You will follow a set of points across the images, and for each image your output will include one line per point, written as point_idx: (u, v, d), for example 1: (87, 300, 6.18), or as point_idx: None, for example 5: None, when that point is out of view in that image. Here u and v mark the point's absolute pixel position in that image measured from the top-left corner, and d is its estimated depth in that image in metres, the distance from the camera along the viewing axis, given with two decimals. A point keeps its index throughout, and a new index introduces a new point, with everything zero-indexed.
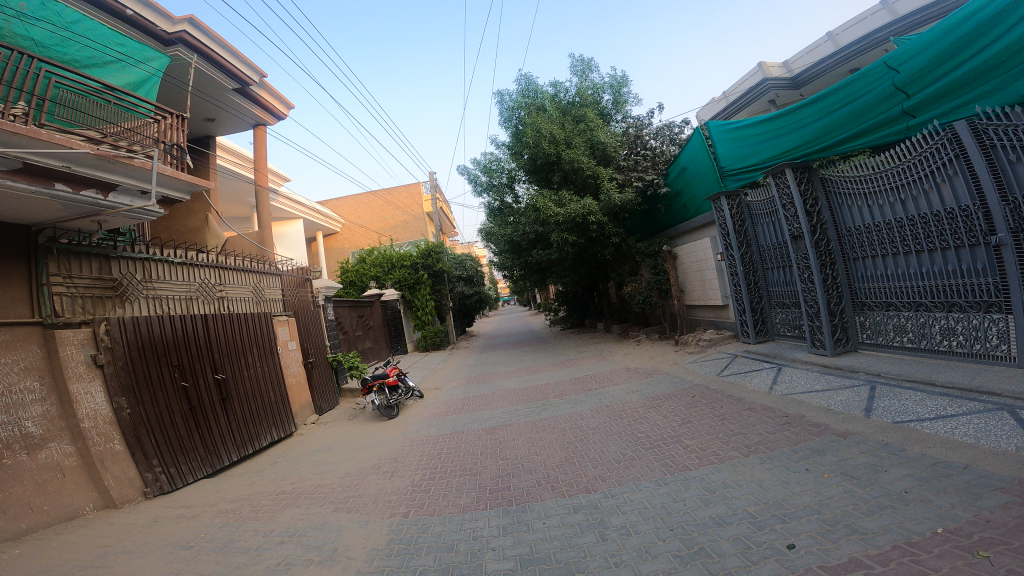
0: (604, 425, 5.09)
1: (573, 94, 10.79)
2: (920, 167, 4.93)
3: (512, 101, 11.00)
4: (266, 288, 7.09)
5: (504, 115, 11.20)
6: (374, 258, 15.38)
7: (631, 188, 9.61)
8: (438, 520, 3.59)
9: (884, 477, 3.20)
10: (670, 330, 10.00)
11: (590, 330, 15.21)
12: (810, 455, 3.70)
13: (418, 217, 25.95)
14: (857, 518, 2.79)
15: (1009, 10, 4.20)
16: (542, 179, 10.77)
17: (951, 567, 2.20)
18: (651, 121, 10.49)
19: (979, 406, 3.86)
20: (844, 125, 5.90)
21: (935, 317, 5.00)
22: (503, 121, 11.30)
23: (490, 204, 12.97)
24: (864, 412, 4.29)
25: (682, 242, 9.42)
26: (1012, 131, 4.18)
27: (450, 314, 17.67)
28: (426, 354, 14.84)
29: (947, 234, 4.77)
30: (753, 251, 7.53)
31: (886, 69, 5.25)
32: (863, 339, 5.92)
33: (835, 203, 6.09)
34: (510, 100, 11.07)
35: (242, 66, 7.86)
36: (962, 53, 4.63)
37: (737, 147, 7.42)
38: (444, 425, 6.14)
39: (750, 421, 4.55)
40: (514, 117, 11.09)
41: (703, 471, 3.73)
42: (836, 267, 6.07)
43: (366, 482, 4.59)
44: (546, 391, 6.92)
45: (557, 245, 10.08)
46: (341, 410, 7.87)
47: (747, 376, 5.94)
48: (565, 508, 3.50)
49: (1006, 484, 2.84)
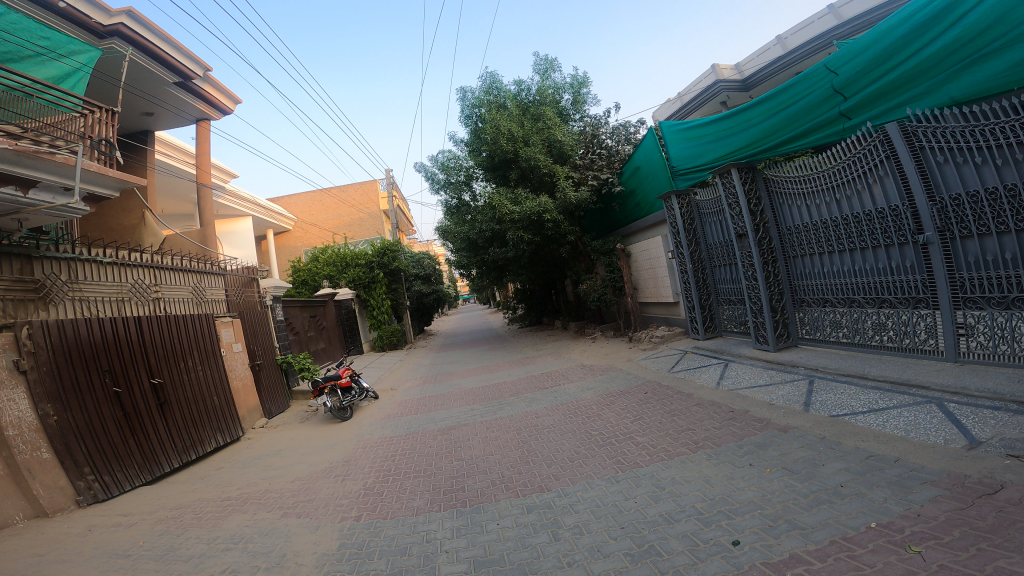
0: (559, 423, 5.13)
1: (534, 92, 10.77)
2: (854, 167, 5.16)
3: (472, 98, 10.87)
4: (208, 288, 6.80)
5: (464, 113, 11.03)
6: (327, 257, 15.06)
7: (586, 186, 9.70)
8: (391, 523, 3.55)
9: (822, 472, 3.36)
10: (625, 326, 10.16)
11: (549, 328, 15.34)
12: (753, 450, 3.85)
13: (374, 215, 25.69)
14: (796, 513, 2.92)
15: (944, 13, 4.39)
16: (500, 176, 10.74)
17: (885, 563, 2.31)
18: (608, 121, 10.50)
19: (910, 399, 4.11)
20: (787, 126, 6.09)
21: (867, 313, 5.29)
22: (461, 118, 11.14)
23: (448, 202, 12.76)
24: (804, 406, 4.50)
25: (634, 240, 9.57)
26: (941, 133, 4.38)
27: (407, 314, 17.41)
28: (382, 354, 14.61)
29: (879, 233, 5.03)
30: (702, 249, 7.66)
31: (826, 71, 5.48)
32: (802, 334, 6.18)
33: (776, 202, 6.31)
34: (470, 97, 10.93)
35: (185, 58, 7.51)
36: (896, 56, 4.82)
37: (689, 147, 7.55)
38: (398, 427, 6.07)
39: (699, 416, 4.67)
40: (474, 115, 10.95)
41: (654, 468, 3.82)
42: (778, 264, 6.29)
43: (317, 486, 4.51)
44: (501, 391, 6.93)
45: (513, 243, 10.05)
46: (291, 414, 7.68)
47: (695, 372, 6.09)
48: (518, 509, 3.53)
49: (935, 477, 3.02)
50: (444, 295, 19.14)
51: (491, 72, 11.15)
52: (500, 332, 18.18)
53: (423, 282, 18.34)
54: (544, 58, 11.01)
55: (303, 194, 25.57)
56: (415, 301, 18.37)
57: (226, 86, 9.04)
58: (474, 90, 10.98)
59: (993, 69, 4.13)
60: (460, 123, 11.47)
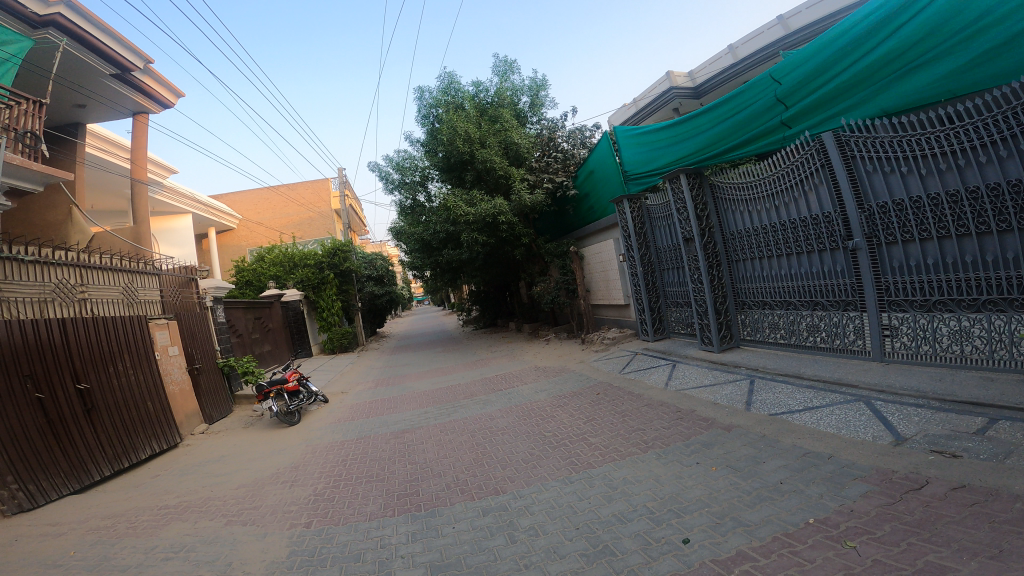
0: (513, 425, 5.19)
1: (492, 93, 10.75)
2: (792, 175, 5.44)
3: (429, 98, 10.77)
4: (141, 289, 6.48)
5: (422, 112, 10.92)
6: (274, 257, 14.67)
7: (541, 189, 9.80)
8: (343, 529, 3.52)
9: (764, 469, 3.55)
10: (578, 329, 10.30)
11: (502, 329, 15.39)
12: (700, 449, 4.02)
13: (325, 214, 25.14)
14: (741, 510, 3.08)
15: (878, 27, 4.64)
16: (456, 177, 10.70)
17: (824, 558, 2.47)
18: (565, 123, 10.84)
19: (841, 397, 4.38)
20: (733, 133, 6.33)
21: (802, 315, 5.60)
22: (419, 118, 11.02)
23: (402, 203, 12.59)
24: (746, 405, 4.72)
25: (587, 243, 9.72)
26: (870, 143, 4.67)
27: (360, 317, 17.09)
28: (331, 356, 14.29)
29: (814, 238, 5.32)
30: (651, 253, 7.88)
31: (771, 81, 5.72)
32: (744, 335, 6.47)
33: (721, 208, 6.56)
34: (428, 97, 10.82)
35: (124, 50, 7.14)
36: (834, 68, 5.08)
37: (642, 151, 7.74)
38: (349, 431, 5.98)
39: (648, 417, 4.83)
40: (431, 115, 10.83)
41: (606, 469, 3.93)
42: (722, 268, 6.56)
43: (263, 492, 4.40)
44: (455, 393, 6.93)
45: (467, 245, 10.02)
46: (234, 419, 7.42)
47: (645, 373, 6.27)
48: (474, 512, 3.56)
49: (865, 473, 3.25)
50: (397, 296, 18.83)
51: (449, 72, 11.06)
52: (453, 333, 18.11)
53: (375, 283, 18.03)
54: (502, 60, 11.01)
55: (249, 190, 24.66)
56: (367, 302, 17.97)
57: (169, 80, 8.62)
58: (432, 90, 10.87)
59: (921, 81, 4.40)
60: (417, 123, 11.35)
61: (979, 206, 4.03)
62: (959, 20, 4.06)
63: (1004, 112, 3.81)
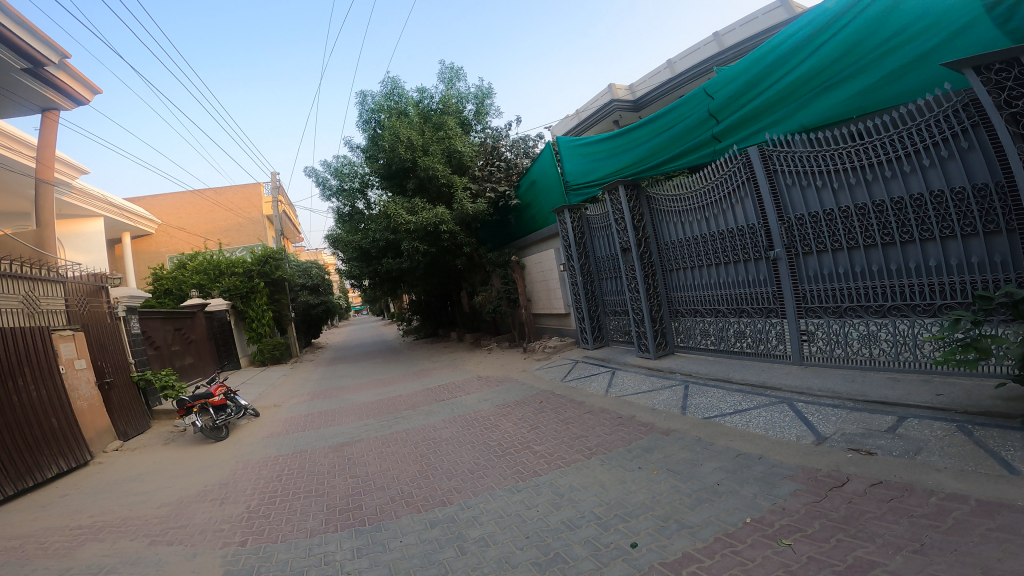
0: (457, 435, 5.18)
1: (437, 102, 10.77)
2: (721, 188, 5.77)
3: (371, 102, 10.59)
4: (43, 297, 5.98)
5: (363, 117, 10.73)
6: (196, 265, 13.69)
7: (484, 198, 9.85)
8: (283, 547, 3.40)
9: (701, 471, 3.74)
10: (519, 338, 10.38)
11: (444, 339, 15.27)
12: (641, 454, 4.17)
13: (254, 220, 24.30)
14: (684, 512, 3.22)
15: (800, 47, 4.98)
16: (396, 185, 10.57)
17: (763, 557, 2.63)
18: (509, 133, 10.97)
19: (766, 400, 4.68)
20: (667, 147, 6.60)
21: (730, 322, 5.94)
22: (359, 123, 10.79)
23: (340, 210, 12.29)
24: (681, 409, 4.94)
25: (529, 253, 9.84)
26: (790, 158, 5.03)
27: (292, 327, 16.45)
28: (263, 369, 13.70)
29: (740, 249, 5.66)
30: (590, 263, 8.07)
31: (703, 96, 6.00)
32: (678, 342, 6.77)
33: (656, 219, 6.83)
34: (370, 102, 10.62)
35: (40, 45, 6.65)
36: (760, 86, 5.41)
37: (582, 163, 7.96)
38: (283, 446, 5.76)
39: (590, 423, 4.95)
40: (373, 120, 10.65)
41: (552, 476, 4.00)
42: (657, 277, 6.83)
43: (190, 511, 4.18)
44: (396, 405, 6.82)
45: (408, 254, 9.89)
46: (152, 436, 6.98)
47: (586, 380, 6.42)
48: (421, 524, 3.53)
49: (792, 472, 3.49)
50: (332, 306, 18.45)
51: (391, 77, 10.89)
52: (392, 343, 17.80)
53: (310, 293, 17.51)
54: (448, 67, 11.03)
55: (170, 194, 23.27)
56: (301, 312, 17.53)
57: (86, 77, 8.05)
58: (375, 95, 10.67)
59: (835, 99, 4.75)
60: (358, 128, 11.14)
61: (883, 219, 4.43)
62: (869, 43, 4.43)
63: (903, 134, 4.19)
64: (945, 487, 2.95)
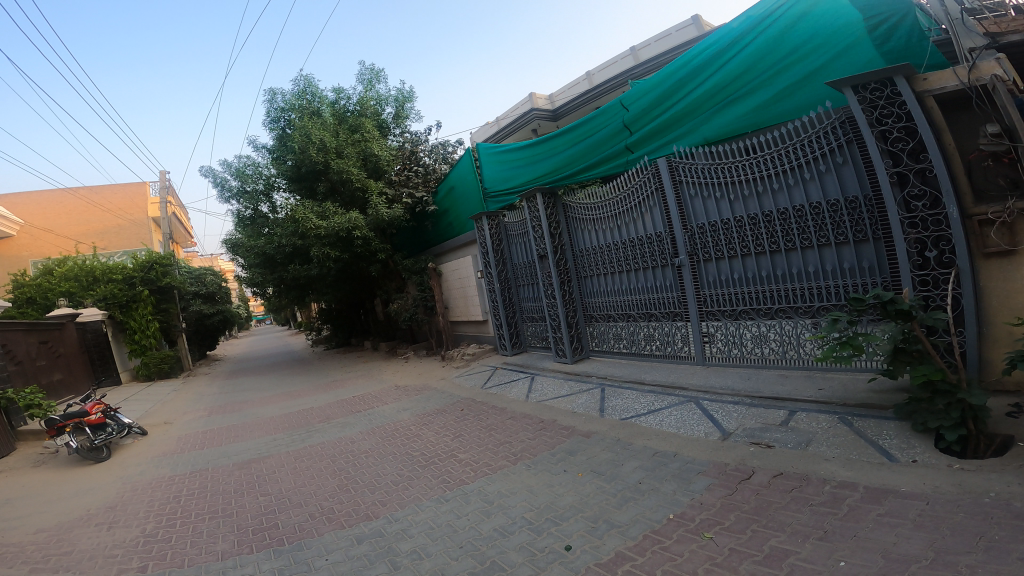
0: (377, 446, 5.01)
1: (354, 103, 10.44)
2: (632, 198, 6.03)
3: (282, 101, 9.99)
4: None
5: (270, 115, 10.04)
6: (66, 271, 12.40)
7: (400, 204, 9.67)
8: (191, 573, 3.12)
9: (623, 471, 3.87)
10: (437, 346, 10.21)
11: (358, 348, 14.73)
12: (565, 457, 4.25)
13: (138, 223, 22.22)
14: (611, 512, 3.32)
15: (708, 63, 5.33)
16: (306, 188, 10.12)
17: (690, 551, 2.77)
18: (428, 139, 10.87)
19: (676, 399, 4.94)
20: (584, 156, 6.84)
21: (641, 326, 6.22)
22: (267, 121, 10.14)
23: (239, 212, 11.49)
24: (600, 412, 5.09)
25: (446, 260, 9.76)
26: (693, 171, 5.36)
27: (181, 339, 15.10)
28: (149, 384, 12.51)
29: (649, 256, 5.94)
30: (508, 269, 8.12)
31: (620, 108, 6.27)
32: (593, 346, 6.98)
33: (571, 226, 7.01)
34: (280, 100, 10.00)
35: None
36: (669, 100, 5.74)
37: (502, 169, 8.06)
38: (179, 465, 5.30)
39: (514, 429, 4.98)
40: (283, 119, 10.04)
41: (480, 483, 3.98)
42: (572, 284, 7.01)
43: (73, 537, 3.74)
44: (308, 417, 6.49)
45: (318, 260, 9.45)
46: (18, 459, 6.16)
47: (506, 387, 6.44)
48: (347, 540, 3.37)
49: (705, 468, 3.70)
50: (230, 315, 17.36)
51: (303, 76, 10.42)
52: (299, 354, 16.91)
53: (204, 301, 16.30)
54: (369, 68, 10.74)
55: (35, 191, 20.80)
56: (194, 322, 16.24)
57: None
58: (286, 93, 10.09)
59: (735, 115, 5.14)
60: (264, 127, 10.53)
61: (772, 228, 4.83)
62: (767, 62, 4.83)
63: (790, 151, 4.60)
64: (836, 475, 3.27)
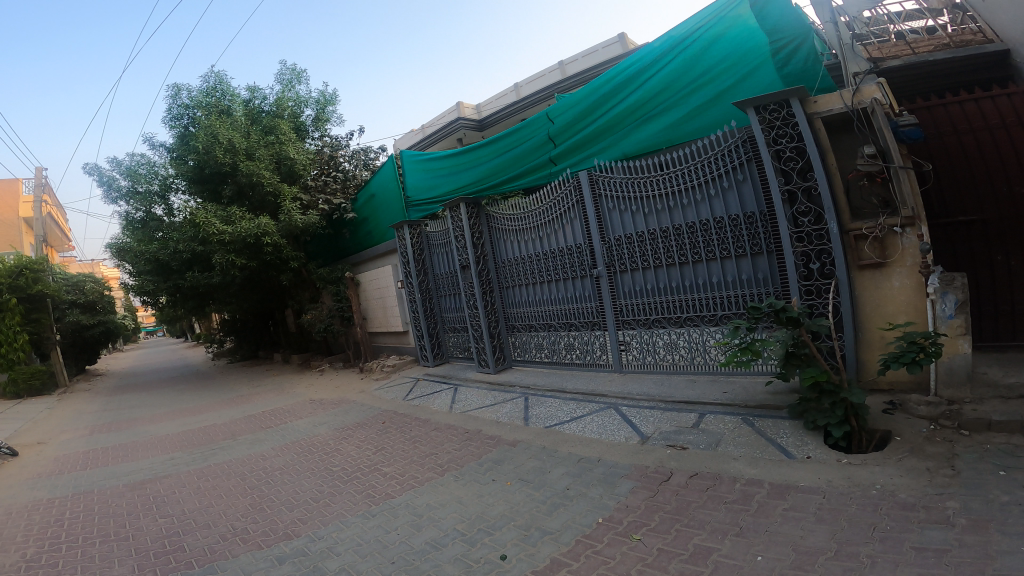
0: (293, 463, 4.73)
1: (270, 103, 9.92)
2: (553, 210, 6.16)
3: (186, 97, 9.26)
4: None
5: (172, 112, 9.25)
6: None
7: (315, 210, 9.30)
8: None
9: (551, 478, 3.91)
10: (354, 358, 9.70)
11: (266, 361, 13.89)
12: (492, 466, 4.23)
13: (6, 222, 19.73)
14: (542, 519, 3.34)
15: (629, 80, 5.56)
16: (209, 191, 9.48)
17: (622, 553, 2.83)
18: (348, 144, 10.55)
19: (596, 406, 5.07)
20: (509, 166, 6.91)
21: (562, 335, 6.33)
22: (167, 118, 9.32)
23: (129, 215, 10.54)
24: (524, 420, 5.11)
25: (365, 269, 9.46)
26: (610, 185, 5.56)
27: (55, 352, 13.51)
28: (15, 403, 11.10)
29: (570, 267, 6.08)
30: (429, 279, 8.00)
31: (545, 120, 6.39)
32: (515, 356, 7.03)
33: (494, 237, 7.03)
34: (184, 96, 9.25)
35: None
36: (592, 114, 5.93)
37: (426, 178, 7.97)
38: (58, 487, 4.72)
39: (439, 441, 4.88)
40: (186, 117, 9.28)
41: (407, 497, 3.86)
42: (494, 294, 7.02)
43: None
44: (214, 434, 6.02)
45: (221, 268, 8.85)
46: None
47: (429, 398, 6.32)
48: (267, 561, 3.15)
49: (628, 471, 3.82)
50: (116, 326, 15.82)
51: (214, 72, 9.78)
52: (197, 368, 15.69)
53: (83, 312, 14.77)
54: (289, 68, 10.27)
55: None
56: (71, 333, 14.63)
57: None
58: (192, 90, 9.41)
59: (653, 131, 5.39)
60: (164, 124, 9.72)
61: (681, 240, 5.11)
62: (682, 82, 5.12)
63: (699, 169, 4.89)
64: (746, 473, 3.48)
